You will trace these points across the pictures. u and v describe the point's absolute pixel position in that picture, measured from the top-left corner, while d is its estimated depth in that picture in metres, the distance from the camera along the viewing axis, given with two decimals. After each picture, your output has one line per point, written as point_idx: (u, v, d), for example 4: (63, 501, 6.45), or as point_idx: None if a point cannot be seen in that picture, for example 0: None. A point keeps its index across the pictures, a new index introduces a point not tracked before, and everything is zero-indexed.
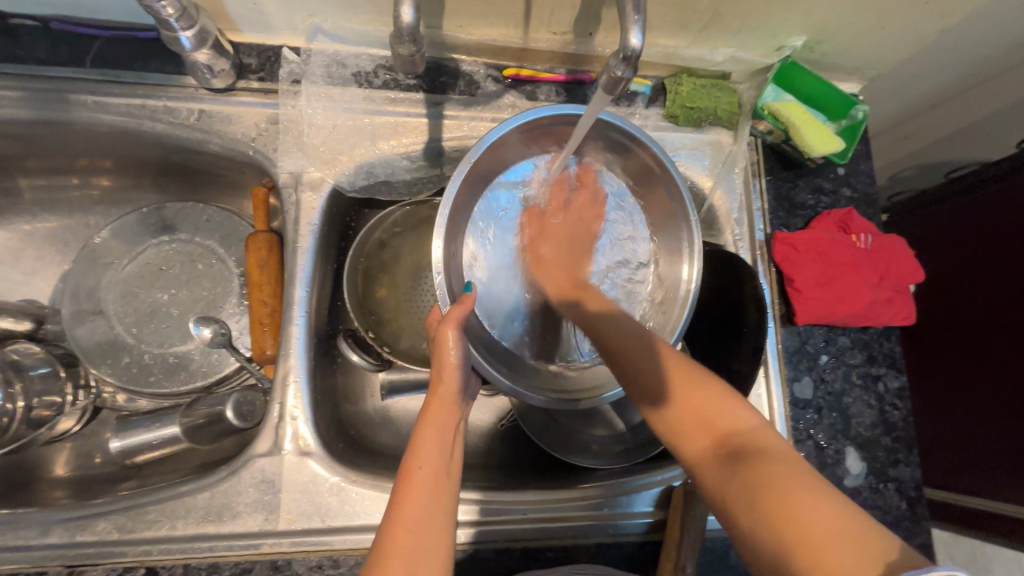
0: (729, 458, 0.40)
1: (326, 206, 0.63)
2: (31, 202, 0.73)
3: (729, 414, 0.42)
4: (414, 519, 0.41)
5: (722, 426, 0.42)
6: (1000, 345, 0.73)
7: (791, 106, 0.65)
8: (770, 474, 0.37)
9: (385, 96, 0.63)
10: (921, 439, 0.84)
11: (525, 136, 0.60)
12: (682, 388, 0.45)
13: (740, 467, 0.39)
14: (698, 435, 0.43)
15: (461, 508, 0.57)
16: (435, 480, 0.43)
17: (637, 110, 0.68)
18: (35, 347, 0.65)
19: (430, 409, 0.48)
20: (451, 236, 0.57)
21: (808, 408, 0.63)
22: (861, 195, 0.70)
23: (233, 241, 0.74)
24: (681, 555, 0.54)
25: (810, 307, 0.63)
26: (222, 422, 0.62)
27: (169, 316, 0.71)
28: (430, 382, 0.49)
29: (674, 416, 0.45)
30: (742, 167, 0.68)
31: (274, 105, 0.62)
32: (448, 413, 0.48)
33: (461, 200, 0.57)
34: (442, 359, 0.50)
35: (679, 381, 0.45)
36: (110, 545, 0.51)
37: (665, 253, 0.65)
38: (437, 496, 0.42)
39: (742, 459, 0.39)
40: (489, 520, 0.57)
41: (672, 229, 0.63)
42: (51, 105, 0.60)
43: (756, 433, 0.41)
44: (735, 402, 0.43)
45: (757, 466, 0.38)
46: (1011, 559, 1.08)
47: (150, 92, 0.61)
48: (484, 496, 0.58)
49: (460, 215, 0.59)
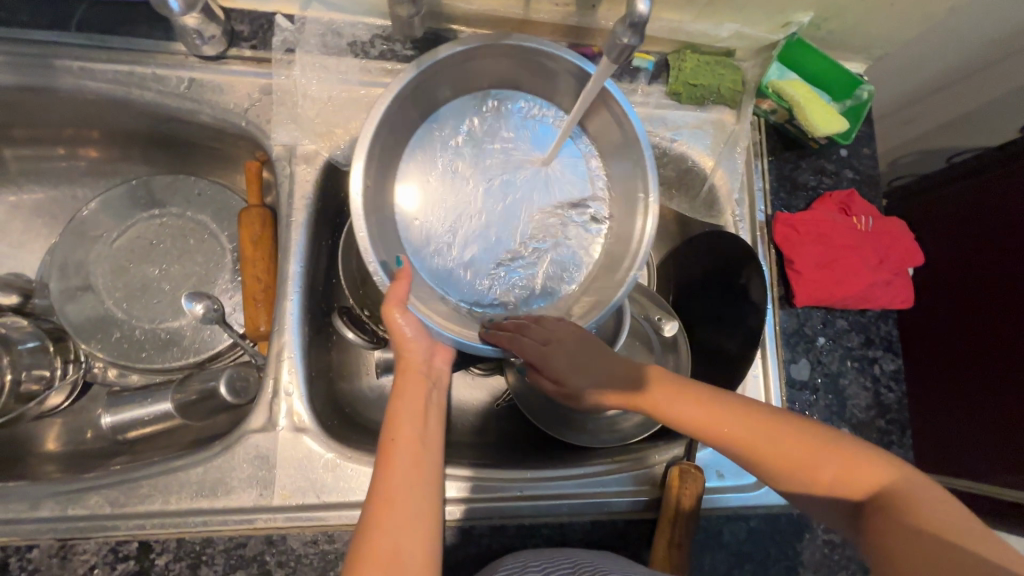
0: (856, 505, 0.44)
1: (321, 180, 0.61)
2: (16, 173, 0.71)
3: (848, 464, 0.45)
4: (392, 488, 0.45)
5: (827, 476, 0.45)
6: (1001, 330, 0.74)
7: (795, 83, 0.64)
8: (892, 507, 0.41)
9: (382, 68, 0.62)
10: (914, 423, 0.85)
11: (465, 73, 0.57)
12: (786, 450, 0.47)
13: (870, 512, 0.42)
14: (817, 492, 0.46)
15: (451, 485, 0.57)
16: (412, 449, 0.48)
17: (639, 86, 0.66)
18: (23, 320, 0.64)
19: (400, 383, 0.52)
20: (376, 176, 0.54)
21: (805, 389, 0.63)
22: (863, 177, 0.69)
23: (225, 216, 0.72)
24: (676, 532, 0.55)
25: (809, 288, 0.63)
26: (216, 398, 0.62)
27: (161, 291, 0.69)
28: (396, 357, 0.53)
29: (789, 478, 0.47)
30: (744, 147, 0.67)
31: (267, 75, 0.61)
32: (417, 383, 0.52)
33: (383, 140, 0.53)
34: (400, 336, 0.52)
35: (772, 439, 0.47)
36: (103, 518, 0.51)
37: (626, 216, 0.59)
38: (415, 464, 0.47)
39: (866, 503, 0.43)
40: (480, 497, 0.57)
41: (630, 177, 0.58)
42: (34, 70, 0.57)
43: (860, 470, 0.44)
44: (846, 450, 0.45)
45: (881, 506, 0.42)
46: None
47: (137, 59, 0.59)
48: (475, 473, 0.58)
49: (384, 159, 0.55)
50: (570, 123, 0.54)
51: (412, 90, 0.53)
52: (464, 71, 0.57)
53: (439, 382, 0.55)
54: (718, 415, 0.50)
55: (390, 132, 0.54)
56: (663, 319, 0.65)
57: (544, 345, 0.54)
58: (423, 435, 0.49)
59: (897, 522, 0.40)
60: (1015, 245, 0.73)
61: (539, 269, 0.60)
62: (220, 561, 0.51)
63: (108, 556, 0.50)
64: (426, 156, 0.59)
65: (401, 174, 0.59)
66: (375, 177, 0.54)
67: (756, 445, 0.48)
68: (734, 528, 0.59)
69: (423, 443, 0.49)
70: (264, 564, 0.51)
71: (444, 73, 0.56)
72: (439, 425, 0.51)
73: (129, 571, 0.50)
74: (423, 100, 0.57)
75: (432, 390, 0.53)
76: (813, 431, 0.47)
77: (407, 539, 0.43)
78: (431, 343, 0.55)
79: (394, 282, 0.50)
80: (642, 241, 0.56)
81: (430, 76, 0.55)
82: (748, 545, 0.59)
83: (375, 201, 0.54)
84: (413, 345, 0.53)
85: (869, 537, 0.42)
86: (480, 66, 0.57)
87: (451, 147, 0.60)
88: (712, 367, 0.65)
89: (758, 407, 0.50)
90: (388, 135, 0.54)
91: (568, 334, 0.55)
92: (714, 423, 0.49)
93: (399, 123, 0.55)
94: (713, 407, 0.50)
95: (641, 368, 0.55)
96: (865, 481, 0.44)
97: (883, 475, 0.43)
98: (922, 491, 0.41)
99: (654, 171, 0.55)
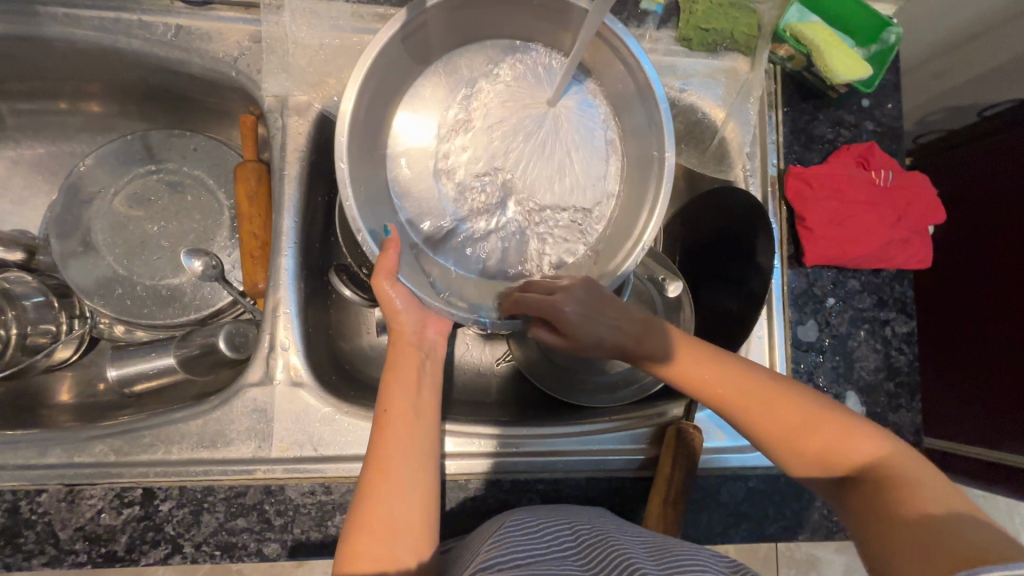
0: (876, 488, 0.41)
1: (314, 132, 0.60)
2: (13, 128, 0.71)
3: (868, 450, 0.43)
4: (391, 462, 0.46)
5: (847, 458, 0.44)
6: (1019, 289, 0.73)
7: (815, 26, 0.60)
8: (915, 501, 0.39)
9: (374, 13, 0.59)
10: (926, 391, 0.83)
11: (458, 20, 0.54)
12: (794, 426, 0.46)
13: (886, 497, 0.40)
14: (830, 469, 0.45)
15: (480, 441, 0.58)
16: (405, 425, 0.48)
17: (647, 32, 0.62)
18: (28, 276, 0.65)
19: (394, 356, 0.53)
20: (364, 137, 0.52)
21: (811, 350, 0.61)
22: (885, 130, 0.65)
23: (222, 172, 0.71)
24: (671, 487, 0.54)
25: (819, 247, 0.60)
26: (216, 354, 0.62)
27: (160, 248, 0.69)
28: (389, 331, 0.54)
29: (787, 448, 0.46)
30: (758, 96, 0.63)
31: (256, 22, 0.59)
32: (410, 355, 0.53)
33: (371, 88, 0.51)
34: (392, 308, 0.53)
35: (787, 415, 0.46)
36: (108, 466, 0.52)
37: (642, 176, 0.56)
38: (409, 435, 0.48)
39: (881, 487, 0.41)
40: (506, 453, 0.58)
41: (644, 129, 0.55)
42: (18, 17, 0.56)
43: (887, 459, 0.42)
44: (851, 426, 0.45)
45: (896, 493, 0.40)
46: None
47: (123, 5, 0.57)
48: (502, 431, 0.59)
49: (374, 113, 0.53)
50: (570, 66, 0.52)
51: (406, 37, 0.51)
52: (475, 17, 0.54)
53: (433, 350, 0.56)
54: (729, 378, 0.49)
55: (379, 89, 0.53)
56: (666, 279, 0.63)
57: (550, 295, 0.51)
58: (416, 402, 0.50)
59: (914, 519, 0.38)
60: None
61: (541, 234, 0.57)
62: (221, 509, 0.52)
63: (114, 502, 0.51)
64: (417, 112, 0.57)
65: (394, 131, 0.57)
66: (363, 128, 0.52)
67: (761, 416, 0.47)
68: (732, 488, 0.59)
69: (416, 415, 0.49)
70: (264, 512, 0.52)
71: (449, 18, 0.53)
72: (435, 396, 0.52)
73: (135, 516, 0.51)
74: (423, 42, 0.55)
75: (425, 359, 0.54)
76: (820, 411, 0.46)
77: (403, 509, 0.45)
78: (420, 312, 0.55)
79: (384, 250, 0.50)
80: (659, 198, 0.53)
81: (434, 17, 0.52)
82: (745, 505, 0.59)
83: (364, 155, 0.53)
84: (405, 316, 0.54)
85: (872, 516, 0.40)
86: (495, 14, 0.54)
87: (445, 101, 0.57)
88: (715, 328, 0.63)
89: (799, 392, 0.47)
90: (379, 82, 0.52)
91: (576, 283, 0.52)
92: (728, 390, 0.48)
93: (393, 72, 0.53)
94: (754, 376, 0.48)
95: (655, 322, 0.53)
96: (869, 462, 0.43)
97: (897, 462, 0.42)
98: (923, 480, 0.40)
99: (669, 125, 0.52)
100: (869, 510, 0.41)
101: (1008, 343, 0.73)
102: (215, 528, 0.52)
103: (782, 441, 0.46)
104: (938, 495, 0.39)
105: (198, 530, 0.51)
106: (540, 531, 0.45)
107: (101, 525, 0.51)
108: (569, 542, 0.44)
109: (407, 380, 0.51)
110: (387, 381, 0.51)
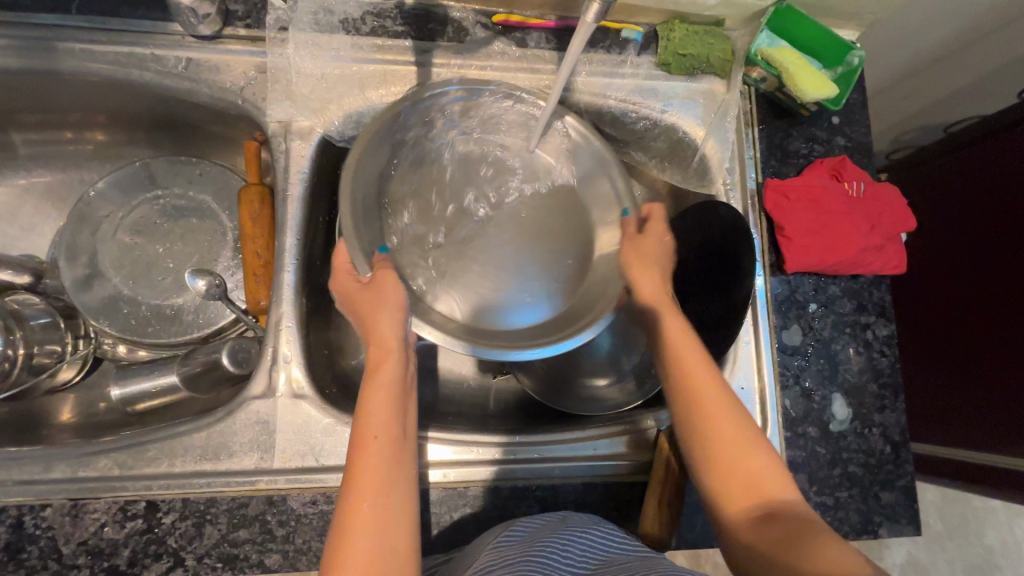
0: (766, 523, 0.43)
1: (315, 155, 0.63)
2: (25, 157, 0.74)
3: (774, 481, 0.45)
4: (370, 485, 0.41)
5: (760, 487, 0.45)
6: (988, 297, 0.77)
7: (784, 50, 0.64)
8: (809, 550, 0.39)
9: (372, 44, 0.63)
10: (929, 400, 0.86)
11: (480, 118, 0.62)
12: (723, 436, 0.47)
13: (781, 534, 0.42)
14: (740, 493, 0.45)
15: (486, 450, 0.59)
16: (389, 444, 0.43)
17: (628, 58, 0.66)
18: (35, 298, 0.66)
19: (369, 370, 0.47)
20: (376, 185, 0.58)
21: (796, 354, 0.63)
22: (855, 145, 0.69)
23: (226, 196, 0.74)
24: (665, 491, 0.56)
25: (799, 254, 0.63)
26: (218, 370, 0.63)
27: (165, 269, 0.72)
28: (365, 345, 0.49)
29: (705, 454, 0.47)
30: (734, 117, 0.66)
31: (262, 54, 0.62)
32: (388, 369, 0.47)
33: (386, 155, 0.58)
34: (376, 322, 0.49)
35: (719, 417, 0.48)
36: (111, 480, 0.53)
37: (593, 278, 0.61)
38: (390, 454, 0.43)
39: (776, 525, 0.42)
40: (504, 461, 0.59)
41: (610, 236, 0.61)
42: (35, 53, 0.59)
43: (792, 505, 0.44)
44: (781, 473, 0.46)
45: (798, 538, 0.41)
46: (979, 507, 1.27)
47: (137, 40, 0.60)
48: (507, 440, 0.60)
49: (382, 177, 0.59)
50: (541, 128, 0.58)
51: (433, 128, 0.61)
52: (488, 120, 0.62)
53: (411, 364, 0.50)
54: (677, 338, 0.51)
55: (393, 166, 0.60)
56: None
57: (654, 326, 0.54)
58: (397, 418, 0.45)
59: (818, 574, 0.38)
60: (997, 216, 0.76)
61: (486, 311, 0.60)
62: (224, 520, 0.53)
63: (117, 515, 0.52)
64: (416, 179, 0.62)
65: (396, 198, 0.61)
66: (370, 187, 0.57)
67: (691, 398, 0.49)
68: None
69: (402, 435, 0.45)
70: (266, 523, 0.53)
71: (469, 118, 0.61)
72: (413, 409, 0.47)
73: (138, 529, 0.52)
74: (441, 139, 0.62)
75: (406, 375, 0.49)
76: (745, 425, 0.48)
77: (384, 542, 0.39)
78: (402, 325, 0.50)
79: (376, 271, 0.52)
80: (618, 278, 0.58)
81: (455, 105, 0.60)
82: None
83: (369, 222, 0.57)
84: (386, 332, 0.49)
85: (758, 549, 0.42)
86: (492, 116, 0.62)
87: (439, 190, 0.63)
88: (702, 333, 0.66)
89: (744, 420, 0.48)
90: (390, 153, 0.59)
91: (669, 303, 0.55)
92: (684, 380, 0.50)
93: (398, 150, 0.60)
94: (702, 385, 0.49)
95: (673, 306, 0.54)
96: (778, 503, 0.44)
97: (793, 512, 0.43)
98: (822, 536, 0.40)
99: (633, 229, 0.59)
100: (765, 545, 0.42)
101: (993, 350, 0.76)
102: (217, 540, 0.52)
103: (706, 442, 0.47)
104: (833, 543, 0.40)
105: (200, 542, 0.52)
106: (565, 552, 0.45)
107: (104, 539, 0.51)
108: (593, 558, 0.46)
109: (393, 391, 0.46)
110: (367, 393, 0.46)
